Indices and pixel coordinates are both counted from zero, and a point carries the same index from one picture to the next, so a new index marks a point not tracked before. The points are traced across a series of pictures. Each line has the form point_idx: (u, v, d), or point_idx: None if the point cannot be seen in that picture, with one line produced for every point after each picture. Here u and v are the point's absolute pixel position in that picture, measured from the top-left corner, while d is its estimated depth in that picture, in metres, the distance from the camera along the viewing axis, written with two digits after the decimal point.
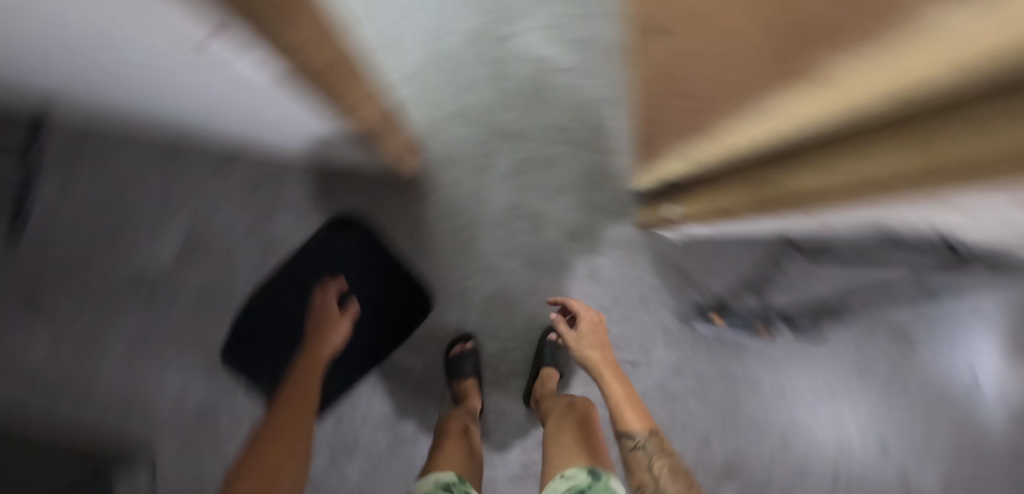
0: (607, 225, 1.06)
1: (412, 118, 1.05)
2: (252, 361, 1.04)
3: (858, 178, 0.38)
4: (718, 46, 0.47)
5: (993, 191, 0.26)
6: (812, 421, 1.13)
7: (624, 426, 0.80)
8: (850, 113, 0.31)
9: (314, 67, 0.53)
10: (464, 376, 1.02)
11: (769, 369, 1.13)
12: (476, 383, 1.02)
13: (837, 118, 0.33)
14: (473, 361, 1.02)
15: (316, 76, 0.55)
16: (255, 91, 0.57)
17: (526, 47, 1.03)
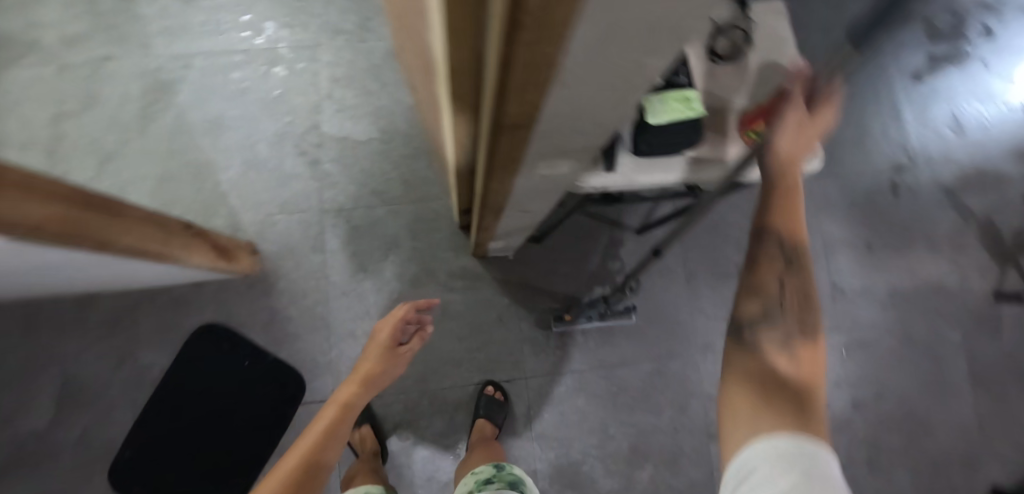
0: (444, 263, 1.14)
1: (243, 220, 1.14)
2: (145, 482, 1.07)
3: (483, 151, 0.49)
4: (424, 63, 0.59)
5: (505, 132, 0.37)
6: (699, 377, 1.21)
7: (766, 226, 0.58)
8: (444, 79, 0.41)
9: (45, 233, 0.60)
10: (358, 426, 1.06)
11: (643, 346, 1.19)
12: (370, 429, 1.06)
13: (445, 88, 0.43)
14: (362, 410, 1.06)
15: (56, 237, 0.62)
16: (17, 254, 0.63)
17: (328, 132, 1.18)
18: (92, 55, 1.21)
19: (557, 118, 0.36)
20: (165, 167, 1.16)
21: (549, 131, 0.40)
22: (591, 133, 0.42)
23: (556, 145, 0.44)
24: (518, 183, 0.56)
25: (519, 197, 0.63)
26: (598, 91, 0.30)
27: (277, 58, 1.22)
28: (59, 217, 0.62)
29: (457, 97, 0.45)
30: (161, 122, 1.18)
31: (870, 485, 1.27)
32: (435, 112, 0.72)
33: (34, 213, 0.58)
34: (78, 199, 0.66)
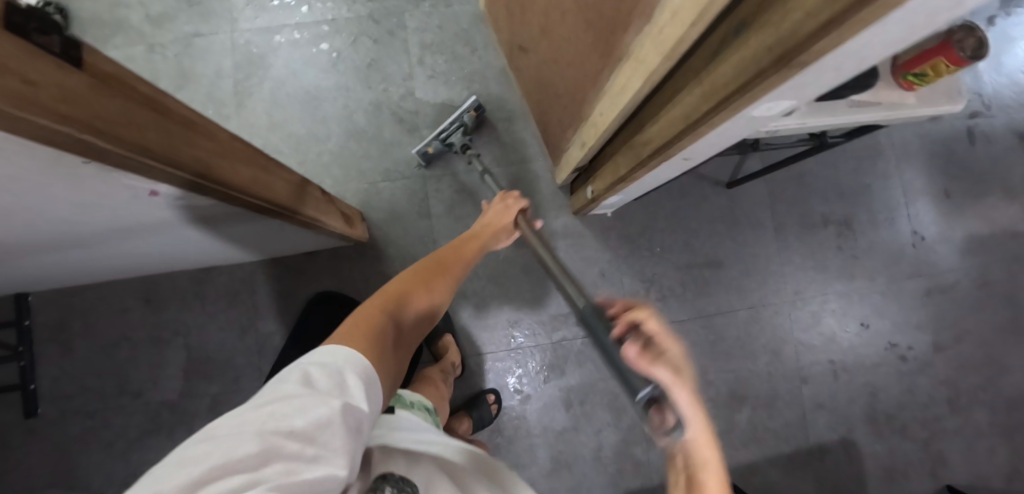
0: (546, 222, 1.18)
1: (349, 189, 1.16)
2: None
3: (702, 95, 0.53)
4: (596, 25, 0.66)
5: (772, 64, 0.41)
6: (789, 324, 1.25)
7: None
8: (695, 17, 0.46)
9: (249, 194, 0.62)
10: (440, 335, 1.12)
11: (738, 296, 1.23)
12: (451, 338, 1.12)
13: (684, 28, 0.48)
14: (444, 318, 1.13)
15: (256, 196, 0.64)
16: (204, 208, 0.66)
17: (424, 98, 1.19)
18: (178, 31, 1.20)
19: (834, 58, 0.39)
20: (267, 140, 1.17)
21: (803, 77, 0.43)
22: (834, 78, 0.45)
23: (790, 92, 0.48)
24: (708, 137, 0.60)
25: (693, 150, 0.66)
26: (880, 37, 0.36)
27: (364, 27, 1.22)
28: (255, 179, 0.63)
29: (679, 51, 0.53)
30: (258, 98, 1.19)
31: (952, 423, 1.30)
32: (584, 73, 0.77)
33: (242, 175, 0.59)
34: (263, 162, 0.67)
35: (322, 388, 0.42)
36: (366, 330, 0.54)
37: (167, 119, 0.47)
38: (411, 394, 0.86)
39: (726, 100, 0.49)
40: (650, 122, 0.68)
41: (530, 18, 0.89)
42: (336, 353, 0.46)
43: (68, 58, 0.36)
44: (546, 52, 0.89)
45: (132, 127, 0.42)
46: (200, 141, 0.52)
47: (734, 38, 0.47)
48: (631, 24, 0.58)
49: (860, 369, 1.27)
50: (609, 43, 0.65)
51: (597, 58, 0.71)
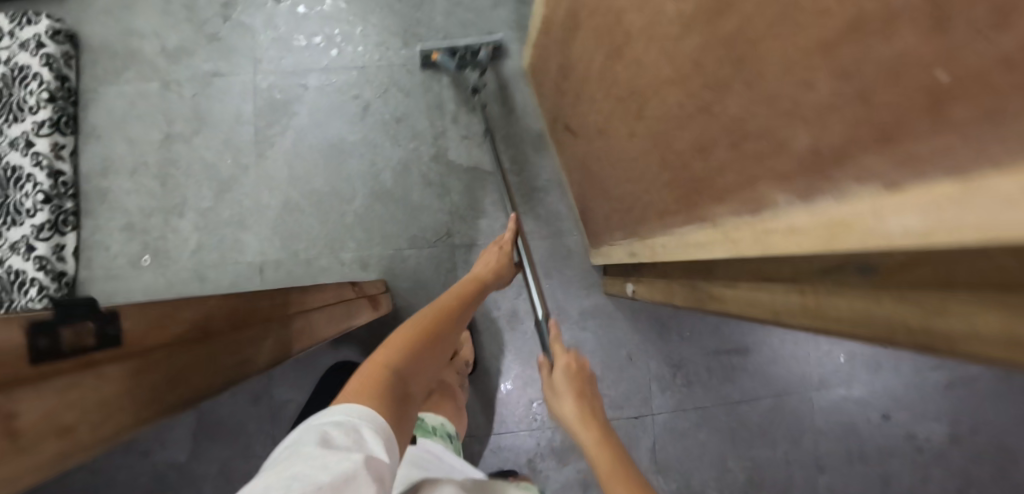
0: (575, 300, 1.15)
1: (373, 254, 1.10)
2: None
3: (807, 305, 0.49)
4: (677, 178, 0.62)
5: (917, 339, 0.37)
6: (811, 412, 1.23)
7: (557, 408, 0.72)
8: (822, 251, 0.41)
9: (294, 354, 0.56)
10: None
11: (763, 382, 1.21)
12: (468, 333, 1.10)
13: (803, 251, 0.44)
14: None
15: (300, 349, 0.58)
16: None
17: (457, 160, 1.13)
18: (198, 70, 1.12)
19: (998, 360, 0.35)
20: (287, 196, 1.10)
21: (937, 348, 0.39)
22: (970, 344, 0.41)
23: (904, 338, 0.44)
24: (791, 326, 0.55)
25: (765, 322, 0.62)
26: None
27: (396, 77, 1.14)
28: (300, 330, 0.57)
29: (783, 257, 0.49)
30: (280, 149, 1.11)
31: None
32: (649, 205, 0.72)
33: (286, 341, 0.54)
34: (302, 302, 0.61)
35: (340, 445, 0.41)
36: (377, 380, 0.52)
37: (214, 330, 0.40)
38: (435, 418, 0.94)
39: (839, 330, 0.45)
40: (724, 282, 0.63)
41: (589, 114, 0.84)
42: (345, 411, 0.45)
43: (99, 348, 0.29)
44: (603, 152, 0.83)
45: (178, 381, 0.35)
46: (249, 330, 0.46)
47: (857, 277, 0.43)
48: (726, 205, 0.54)
49: (878, 460, 1.26)
50: (689, 201, 0.61)
51: (668, 203, 0.67)
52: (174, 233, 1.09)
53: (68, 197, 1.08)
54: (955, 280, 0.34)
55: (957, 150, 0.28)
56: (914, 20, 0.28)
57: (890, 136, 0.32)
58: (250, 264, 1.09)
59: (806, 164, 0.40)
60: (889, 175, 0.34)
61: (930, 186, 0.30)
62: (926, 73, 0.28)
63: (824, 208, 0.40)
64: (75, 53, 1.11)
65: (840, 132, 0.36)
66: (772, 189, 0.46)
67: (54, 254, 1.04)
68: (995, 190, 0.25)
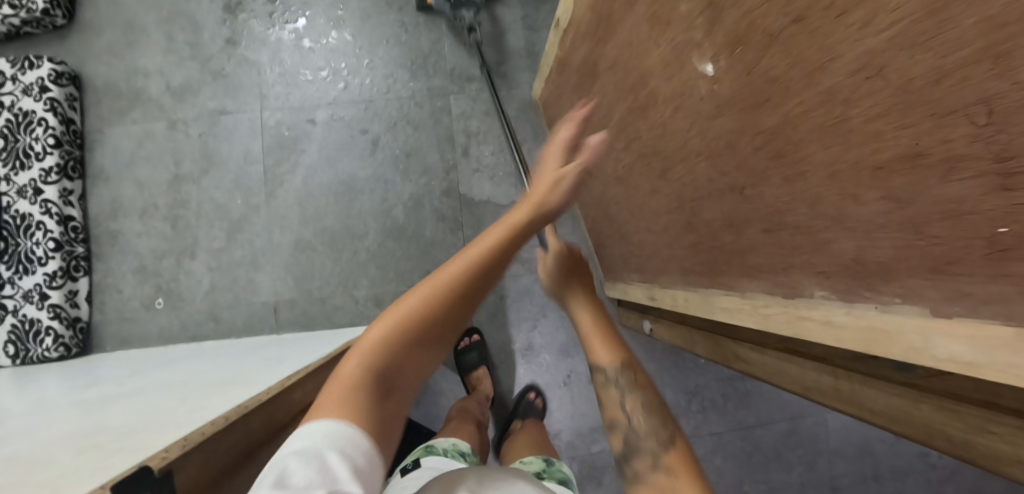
0: None
1: (387, 291, 1.09)
2: None
3: (837, 388, 0.51)
4: (702, 246, 0.64)
5: (954, 447, 0.39)
6: (826, 434, 1.24)
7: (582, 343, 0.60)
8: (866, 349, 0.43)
9: None
10: (474, 366, 1.11)
11: (777, 406, 1.22)
12: (485, 370, 1.10)
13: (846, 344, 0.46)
14: (479, 351, 1.11)
15: None
16: None
17: (469, 194, 1.11)
18: (204, 107, 1.11)
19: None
20: (299, 234, 1.09)
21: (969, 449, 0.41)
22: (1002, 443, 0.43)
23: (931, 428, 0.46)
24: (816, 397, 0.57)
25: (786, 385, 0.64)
26: None
27: (405, 110, 1.13)
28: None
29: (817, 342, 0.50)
30: (290, 187, 1.10)
31: None
32: (672, 260, 0.74)
33: None
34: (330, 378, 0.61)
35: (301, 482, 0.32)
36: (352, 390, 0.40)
37: (254, 446, 0.41)
38: (445, 441, 0.82)
39: (873, 419, 0.47)
40: (746, 346, 0.65)
41: (608, 159, 0.83)
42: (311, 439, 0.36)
43: None
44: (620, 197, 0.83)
45: None
46: (281, 433, 0.46)
47: (897, 374, 0.45)
48: (755, 281, 0.56)
49: (895, 480, 1.25)
50: (717, 269, 0.63)
51: (692, 264, 0.69)
52: (187, 275, 1.09)
53: (79, 241, 1.07)
54: (1001, 401, 0.35)
55: (1011, 303, 0.29)
56: (976, 170, 0.27)
57: (942, 270, 0.33)
58: (264, 304, 1.09)
59: (850, 270, 0.42)
60: (938, 302, 0.35)
61: (979, 326, 0.32)
62: (987, 226, 0.28)
63: (871, 314, 0.42)
64: (78, 93, 1.09)
65: (889, 252, 0.37)
66: (809, 282, 0.48)
67: (67, 301, 1.03)
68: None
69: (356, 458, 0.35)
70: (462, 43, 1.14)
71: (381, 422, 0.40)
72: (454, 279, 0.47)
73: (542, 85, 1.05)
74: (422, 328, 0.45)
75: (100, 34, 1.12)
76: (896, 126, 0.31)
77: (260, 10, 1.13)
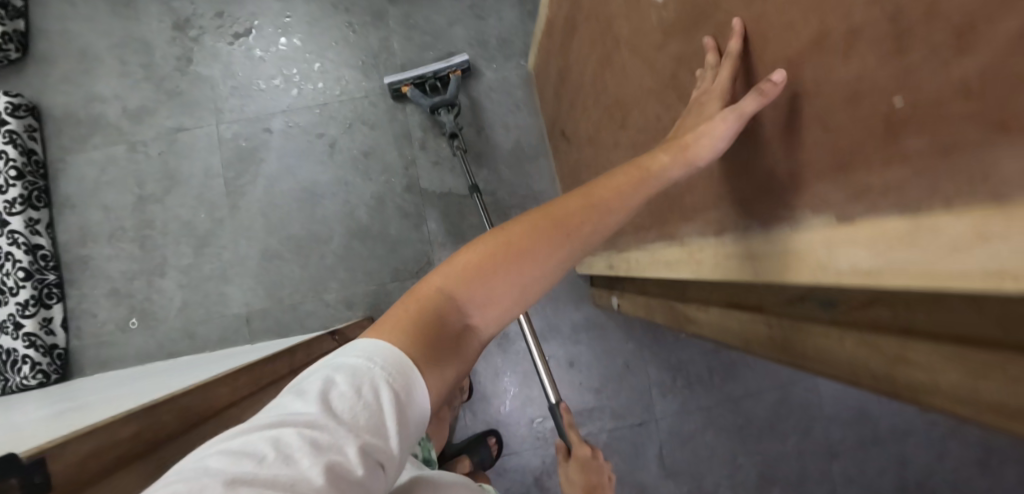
0: (566, 313, 1.14)
1: (357, 292, 1.09)
2: None
3: (771, 335, 0.48)
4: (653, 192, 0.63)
5: (871, 381, 0.36)
6: (818, 400, 1.21)
7: None
8: (779, 277, 0.40)
9: None
10: None
11: (765, 375, 1.19)
12: None
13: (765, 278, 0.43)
14: None
15: None
16: None
17: (430, 187, 1.11)
18: (161, 126, 1.12)
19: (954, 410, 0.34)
20: (265, 244, 1.10)
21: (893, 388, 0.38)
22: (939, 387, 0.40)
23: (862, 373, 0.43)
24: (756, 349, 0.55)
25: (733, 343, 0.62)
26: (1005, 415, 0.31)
27: (361, 111, 1.13)
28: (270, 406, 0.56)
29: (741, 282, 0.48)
30: (252, 198, 1.10)
31: None
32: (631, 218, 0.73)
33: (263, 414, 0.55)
34: (270, 375, 0.61)
35: (337, 425, 0.29)
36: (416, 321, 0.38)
37: (159, 438, 0.41)
38: None
39: (800, 363, 0.44)
40: (694, 304, 0.63)
41: (584, 124, 0.84)
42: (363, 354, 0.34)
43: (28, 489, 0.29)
44: (592, 160, 0.85)
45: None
46: (196, 428, 0.45)
47: (820, 311, 0.41)
48: (694, 225, 0.55)
49: (893, 441, 1.22)
50: (664, 217, 0.62)
51: (646, 218, 0.67)
52: (159, 294, 1.10)
53: (50, 269, 1.08)
54: (913, 325, 0.33)
55: (907, 189, 0.27)
56: (872, 38, 0.27)
57: (844, 169, 0.31)
58: (236, 315, 1.09)
59: (768, 187, 0.41)
60: (841, 207, 0.33)
61: (878, 223, 0.29)
62: (884, 100, 0.27)
63: (782, 234, 0.39)
64: (37, 125, 1.10)
65: (804, 156, 0.35)
66: (735, 213, 0.46)
67: (42, 328, 1.04)
68: (952, 231, 0.24)
69: (395, 384, 0.33)
70: (412, 37, 1.14)
71: (443, 372, 0.37)
72: (569, 223, 0.40)
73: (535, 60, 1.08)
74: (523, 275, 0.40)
75: (54, 64, 1.13)
76: (810, 9, 0.31)
77: (209, 25, 1.14)
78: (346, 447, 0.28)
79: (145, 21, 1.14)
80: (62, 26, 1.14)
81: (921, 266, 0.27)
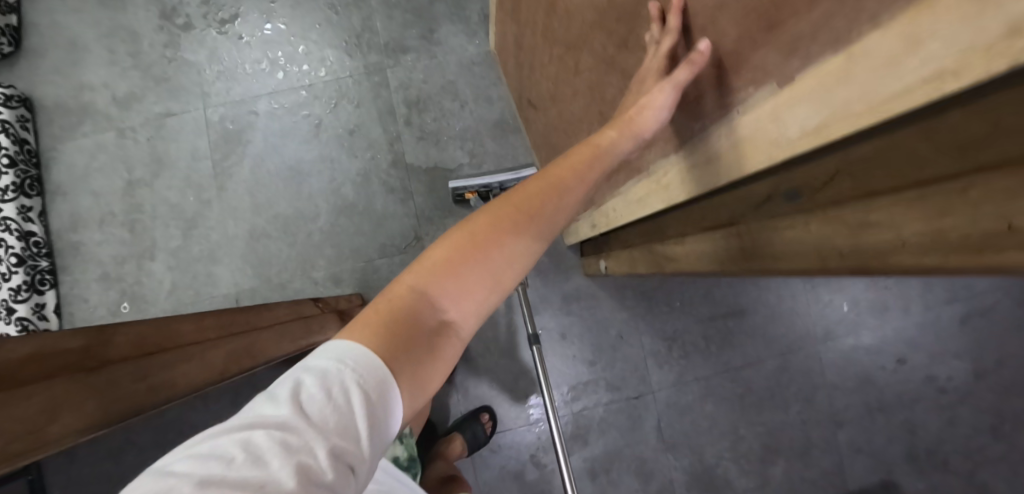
0: (557, 285, 1.12)
1: (345, 269, 1.09)
2: None
3: (744, 245, 0.46)
4: None
5: (840, 261, 0.34)
6: (819, 367, 1.18)
7: None
8: (738, 171, 0.39)
9: (236, 372, 0.56)
10: None
11: (764, 344, 1.17)
12: None
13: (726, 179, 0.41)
14: None
15: (244, 367, 0.57)
16: None
17: (416, 162, 1.11)
18: (149, 112, 1.13)
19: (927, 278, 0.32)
20: (253, 224, 1.10)
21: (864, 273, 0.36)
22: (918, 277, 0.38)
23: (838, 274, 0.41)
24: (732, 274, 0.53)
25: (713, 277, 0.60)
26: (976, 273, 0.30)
27: (345, 89, 1.13)
28: (237, 352, 0.56)
29: (707, 193, 0.46)
30: (239, 179, 1.11)
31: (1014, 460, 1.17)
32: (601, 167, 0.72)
33: (228, 355, 0.54)
34: (240, 325, 0.60)
35: (309, 424, 0.32)
36: (392, 319, 0.39)
37: (112, 357, 0.40)
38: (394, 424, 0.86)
39: (769, 267, 0.42)
40: (672, 240, 0.61)
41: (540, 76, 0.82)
42: (330, 353, 0.36)
43: None
44: (557, 119, 0.84)
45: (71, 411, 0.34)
46: (157, 355, 0.44)
47: (786, 205, 0.40)
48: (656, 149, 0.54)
49: (900, 409, 1.18)
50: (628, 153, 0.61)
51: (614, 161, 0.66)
52: (149, 277, 1.10)
53: (43, 255, 1.09)
54: (872, 184, 0.31)
55: (835, 21, 0.26)
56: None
57: (775, 26, 0.30)
58: (225, 296, 1.08)
59: (716, 79, 0.40)
60: (782, 69, 0.32)
61: (820, 73, 0.28)
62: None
63: (734, 123, 0.38)
64: (28, 115, 1.12)
65: (737, 32, 0.34)
66: (693, 119, 0.45)
67: (35, 313, 1.05)
68: (884, 53, 0.23)
69: (363, 380, 0.35)
70: (393, 16, 1.15)
71: (418, 365, 0.39)
72: (525, 208, 0.43)
73: (494, 38, 1.08)
74: (494, 268, 0.42)
75: (45, 56, 1.16)
76: None
77: (194, 12, 1.15)
78: (315, 448, 0.31)
79: (133, 11, 1.16)
80: (52, 19, 1.16)
81: (858, 106, 0.26)
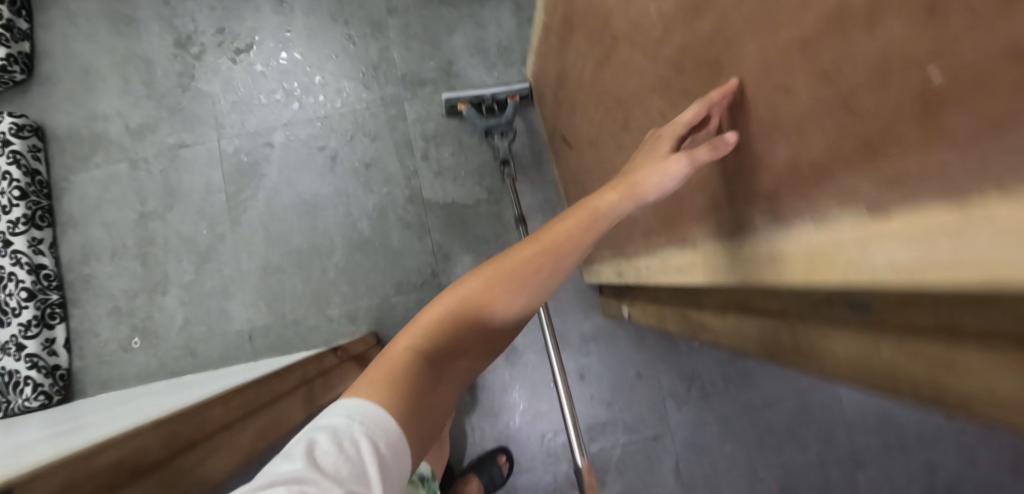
0: (574, 323, 1.11)
1: (361, 306, 1.07)
2: None
3: (800, 340, 0.44)
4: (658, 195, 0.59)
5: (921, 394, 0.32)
6: (839, 409, 1.16)
7: None
8: (804, 278, 0.36)
9: (264, 450, 0.54)
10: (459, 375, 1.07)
11: (783, 384, 1.15)
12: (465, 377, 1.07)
13: (789, 280, 0.39)
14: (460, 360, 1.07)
15: (271, 443, 0.56)
16: None
17: (434, 197, 1.09)
18: (162, 143, 1.12)
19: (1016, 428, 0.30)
20: (267, 259, 1.08)
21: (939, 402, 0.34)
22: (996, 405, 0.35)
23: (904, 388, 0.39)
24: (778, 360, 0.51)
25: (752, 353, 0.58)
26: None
27: (361, 122, 1.12)
28: (263, 428, 0.54)
29: (764, 286, 0.44)
30: (254, 213, 1.09)
31: None
32: (637, 225, 0.69)
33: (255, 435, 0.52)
34: (264, 395, 0.59)
35: (324, 478, 0.32)
36: (397, 373, 0.40)
37: (143, 466, 0.38)
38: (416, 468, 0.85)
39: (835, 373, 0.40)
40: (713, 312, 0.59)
41: (584, 128, 0.81)
42: (345, 410, 0.37)
43: None
44: (593, 164, 0.82)
45: None
46: (185, 454, 0.42)
47: (852, 313, 0.38)
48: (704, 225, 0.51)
49: (922, 451, 1.16)
50: (671, 219, 0.58)
51: (653, 223, 0.64)
52: (161, 311, 1.08)
53: (53, 289, 1.07)
54: (964, 323, 0.29)
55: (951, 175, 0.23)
56: (904, 9, 0.23)
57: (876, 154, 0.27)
58: (238, 332, 1.07)
59: (782, 183, 0.37)
60: (872, 200, 0.29)
61: (914, 214, 0.26)
62: (918, 73, 0.23)
63: (804, 232, 0.35)
64: (40, 145, 1.11)
65: (823, 145, 0.31)
66: (751, 211, 0.42)
67: (44, 349, 1.03)
68: (1003, 227, 0.20)
69: (376, 436, 0.36)
70: (411, 48, 1.14)
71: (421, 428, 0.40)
72: (517, 273, 0.45)
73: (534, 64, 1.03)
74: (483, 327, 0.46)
75: (58, 84, 1.14)
76: None
77: (209, 42, 1.14)
78: None
79: (147, 40, 1.14)
80: (66, 46, 1.15)
81: (957, 260, 0.23)
